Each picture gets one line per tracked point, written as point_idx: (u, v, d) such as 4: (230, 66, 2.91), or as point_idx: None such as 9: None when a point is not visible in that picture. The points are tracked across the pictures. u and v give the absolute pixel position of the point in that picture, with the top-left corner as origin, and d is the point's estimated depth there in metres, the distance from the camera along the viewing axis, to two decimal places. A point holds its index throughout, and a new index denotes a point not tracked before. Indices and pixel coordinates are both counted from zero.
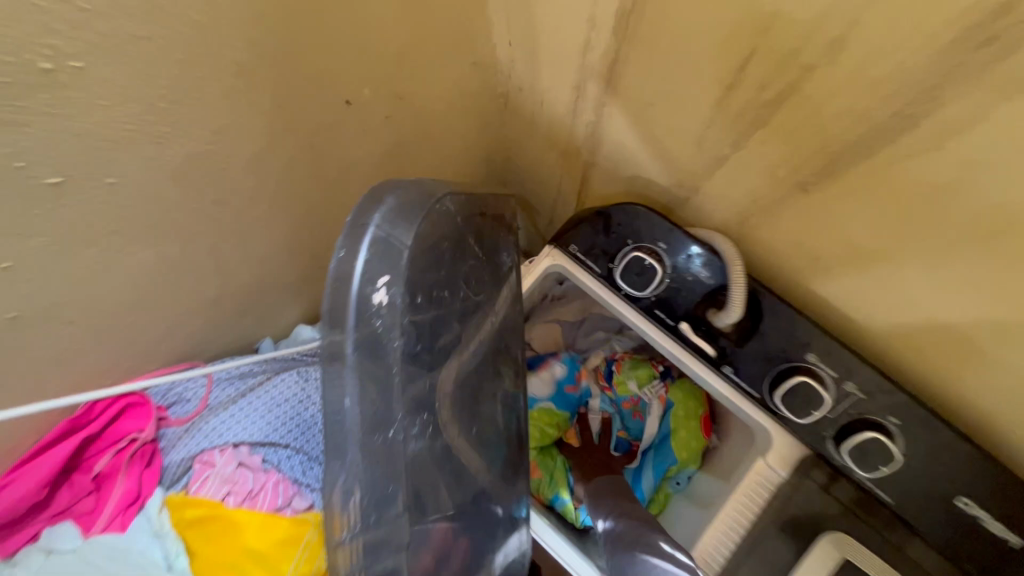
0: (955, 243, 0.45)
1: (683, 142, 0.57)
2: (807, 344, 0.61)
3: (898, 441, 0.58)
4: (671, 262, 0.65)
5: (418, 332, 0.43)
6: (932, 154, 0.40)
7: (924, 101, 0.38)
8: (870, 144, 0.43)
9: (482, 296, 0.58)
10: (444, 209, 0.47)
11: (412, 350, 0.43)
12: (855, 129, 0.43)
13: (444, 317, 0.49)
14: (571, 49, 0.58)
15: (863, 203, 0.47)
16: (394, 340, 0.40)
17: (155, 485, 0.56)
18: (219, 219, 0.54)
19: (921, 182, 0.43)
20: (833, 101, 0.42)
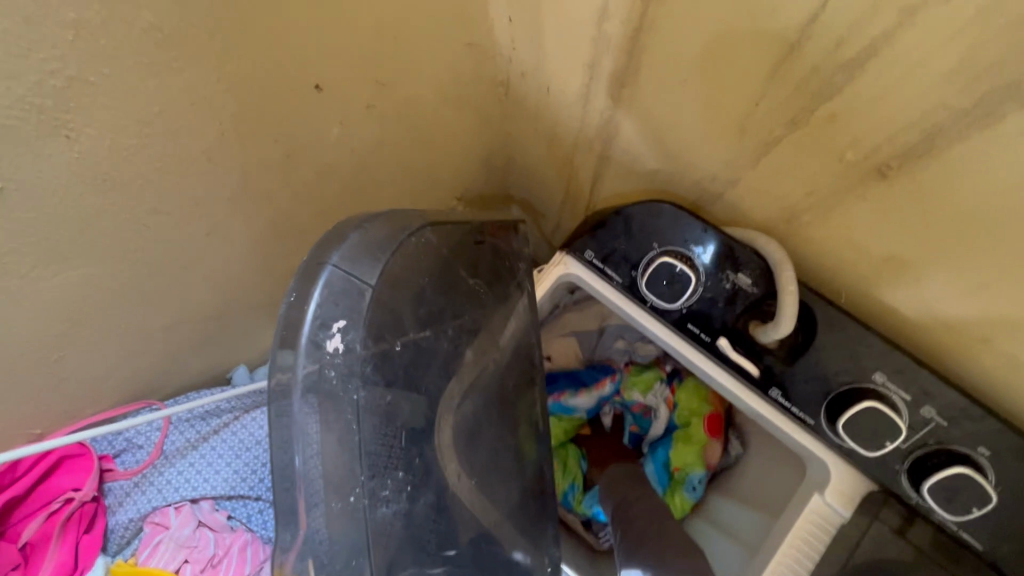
0: None
1: (719, 128, 0.47)
2: (872, 361, 0.50)
3: (991, 476, 0.48)
4: (704, 267, 0.55)
5: (389, 379, 0.38)
6: None
7: None
8: (986, 115, 0.32)
9: (488, 328, 0.51)
10: (423, 242, 0.42)
11: (382, 401, 0.37)
12: (974, 89, 0.32)
13: (431, 359, 0.43)
14: (584, 17, 0.48)
15: (969, 190, 0.36)
16: (353, 392, 0.34)
17: (92, 554, 0.57)
18: (159, 232, 0.44)
19: None
20: (943, 52, 0.31)
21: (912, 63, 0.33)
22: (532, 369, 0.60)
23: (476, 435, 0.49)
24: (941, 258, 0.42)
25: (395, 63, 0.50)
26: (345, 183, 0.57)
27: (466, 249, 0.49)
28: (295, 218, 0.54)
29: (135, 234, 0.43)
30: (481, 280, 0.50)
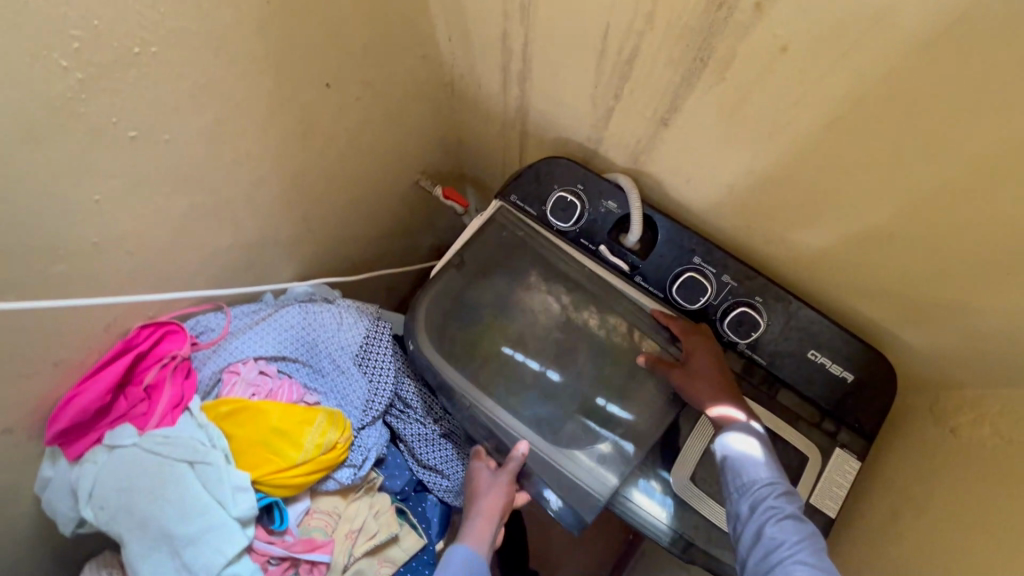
0: (778, 151, 0.62)
1: (585, 103, 0.75)
2: (692, 250, 0.80)
3: (762, 313, 0.78)
4: (589, 199, 0.83)
5: (439, 334, 0.83)
6: (720, 84, 0.58)
7: (706, 47, 0.55)
8: (688, 83, 0.60)
9: (478, 290, 0.86)
10: (425, 296, 0.85)
11: (440, 340, 0.83)
12: (678, 72, 0.60)
13: (468, 319, 0.84)
14: (494, 38, 0.74)
15: (713, 131, 0.64)
16: (413, 340, 0.82)
17: (194, 392, 0.73)
18: (238, 178, 0.67)
19: (718, 105, 0.60)
20: (659, 54, 0.59)
21: (654, 59, 0.60)
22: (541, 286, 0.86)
23: (431, 335, 0.82)
24: (716, 174, 0.70)
25: (375, 69, 0.75)
26: (342, 152, 0.81)
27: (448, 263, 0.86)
28: (311, 178, 0.79)
29: (227, 179, 0.65)
30: (463, 260, 0.86)
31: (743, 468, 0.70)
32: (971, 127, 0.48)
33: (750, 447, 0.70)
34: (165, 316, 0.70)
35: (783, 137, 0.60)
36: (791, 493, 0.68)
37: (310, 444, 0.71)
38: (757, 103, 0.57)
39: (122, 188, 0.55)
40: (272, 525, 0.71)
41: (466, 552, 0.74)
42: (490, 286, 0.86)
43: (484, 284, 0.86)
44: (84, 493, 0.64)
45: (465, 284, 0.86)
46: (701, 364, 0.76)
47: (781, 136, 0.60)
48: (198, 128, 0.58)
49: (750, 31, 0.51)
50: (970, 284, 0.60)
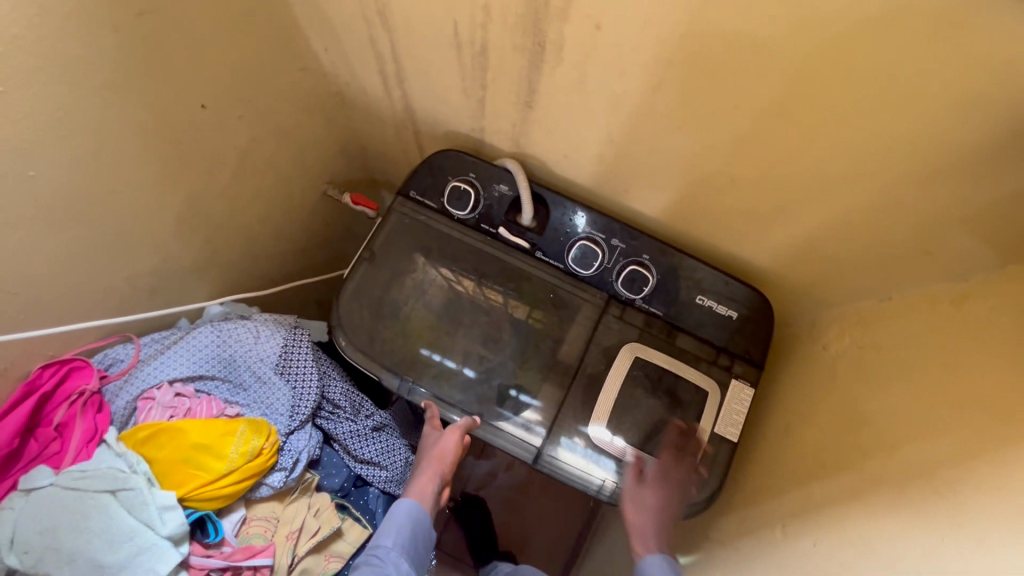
0: (626, 119, 0.69)
1: (460, 96, 0.80)
2: (583, 220, 0.87)
3: (651, 267, 0.86)
4: (482, 186, 0.89)
5: (364, 332, 0.89)
6: (562, 64, 0.64)
7: (540, 33, 0.61)
8: (538, 66, 0.66)
9: (394, 284, 0.91)
10: (344, 296, 0.90)
11: (368, 337, 0.89)
12: (525, 57, 0.66)
13: (390, 311, 0.90)
14: (363, 45, 0.78)
15: (571, 106, 0.71)
16: (341, 338, 0.88)
17: (108, 424, 0.74)
18: (122, 207, 0.68)
19: (566, 82, 0.67)
20: (504, 44, 0.65)
21: (503, 48, 0.66)
22: (454, 273, 0.91)
23: (361, 336, 0.88)
24: (586, 145, 0.77)
25: (254, 87, 0.78)
26: (236, 169, 0.83)
27: (358, 266, 0.91)
28: (207, 198, 0.80)
29: (109, 208, 0.66)
30: (371, 256, 0.91)
31: None
32: (768, 74, 0.55)
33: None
34: (69, 353, 0.70)
35: (626, 105, 0.67)
36: None
37: (235, 454, 0.72)
38: (595, 76, 0.64)
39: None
40: (207, 538, 0.72)
41: (409, 505, 0.78)
42: (406, 277, 0.92)
43: (403, 280, 0.91)
44: (5, 542, 0.63)
45: (382, 279, 0.91)
46: (655, 492, 0.79)
47: (625, 104, 0.67)
48: (66, 159, 0.58)
49: (568, 15, 0.58)
50: (809, 209, 0.69)
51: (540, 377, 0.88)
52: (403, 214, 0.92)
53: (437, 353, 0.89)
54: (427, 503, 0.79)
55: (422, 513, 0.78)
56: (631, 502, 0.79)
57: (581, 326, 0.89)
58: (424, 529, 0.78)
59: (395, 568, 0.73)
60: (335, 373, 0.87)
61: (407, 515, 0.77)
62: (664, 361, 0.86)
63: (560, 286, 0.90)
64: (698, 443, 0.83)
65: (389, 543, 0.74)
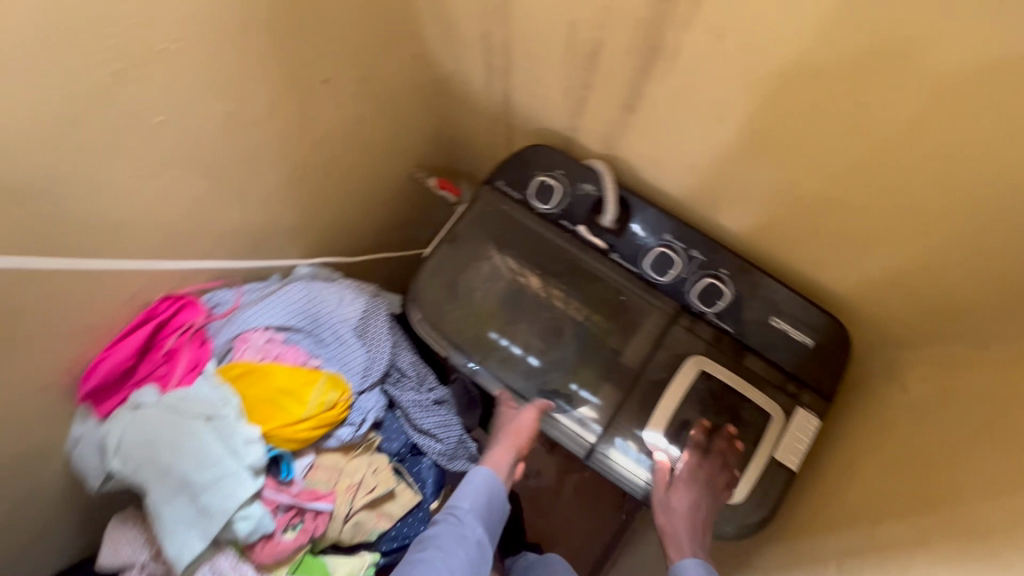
0: (726, 130, 0.69)
1: (559, 94, 0.82)
2: (663, 227, 0.88)
3: (728, 283, 0.85)
4: (568, 183, 0.91)
5: (436, 309, 0.93)
6: (671, 70, 0.66)
7: (654, 38, 0.64)
8: (645, 71, 0.68)
9: (471, 266, 0.95)
10: (421, 273, 0.94)
11: (438, 314, 0.93)
12: (634, 62, 0.68)
13: (463, 293, 0.94)
14: (476, 38, 0.82)
15: (671, 113, 0.72)
16: (414, 311, 0.92)
17: (209, 358, 0.81)
18: (247, 164, 0.75)
19: (670, 89, 0.69)
20: (615, 47, 0.67)
21: (614, 51, 0.68)
22: (529, 264, 0.94)
23: (433, 311, 0.92)
24: (680, 153, 0.78)
25: (372, 67, 0.83)
26: (343, 143, 0.89)
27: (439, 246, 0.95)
28: (314, 166, 0.87)
29: (236, 164, 0.73)
30: (452, 238, 0.95)
31: None
32: (885, 99, 0.55)
33: None
34: (184, 289, 0.78)
35: (728, 116, 0.67)
36: None
37: (314, 402, 0.77)
38: (702, 85, 0.65)
39: (144, 165, 0.63)
40: (280, 475, 0.76)
41: (486, 472, 0.82)
42: (482, 262, 0.95)
43: (479, 265, 0.95)
44: (113, 445, 0.71)
45: (459, 261, 0.95)
46: (683, 497, 0.79)
47: (726, 116, 0.67)
48: (213, 113, 0.66)
49: (686, 24, 0.60)
50: (909, 240, 0.67)
51: (599, 376, 0.90)
52: (487, 202, 0.96)
53: (503, 338, 0.92)
54: (500, 474, 0.83)
55: (497, 483, 0.82)
56: (659, 505, 0.80)
57: (647, 331, 0.90)
58: (499, 497, 0.82)
59: (469, 530, 0.77)
60: (405, 344, 0.93)
61: (484, 482, 0.81)
62: (730, 379, 0.85)
63: (631, 291, 0.91)
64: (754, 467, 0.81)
65: (466, 506, 0.78)
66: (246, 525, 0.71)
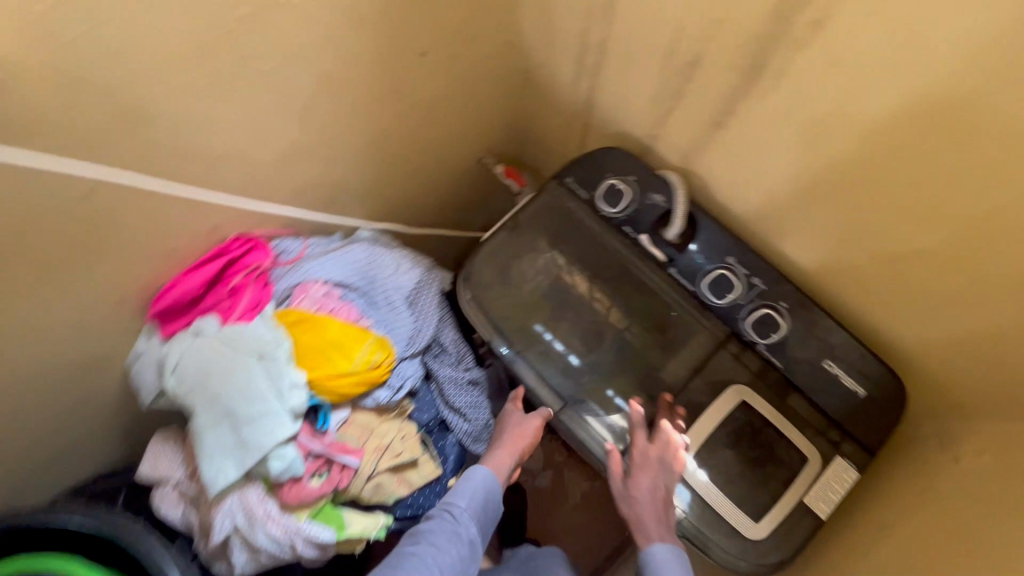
0: (818, 159, 0.68)
1: (646, 101, 0.83)
2: (727, 250, 0.87)
3: (786, 317, 0.83)
4: (638, 190, 0.90)
5: (484, 292, 0.93)
6: (772, 91, 0.66)
7: (763, 56, 0.64)
8: (745, 88, 0.68)
9: (525, 256, 0.95)
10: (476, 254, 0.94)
11: (486, 297, 0.92)
12: (736, 77, 0.68)
13: (513, 280, 0.94)
14: (572, 33, 0.83)
15: (761, 135, 0.72)
16: (463, 290, 0.93)
17: (270, 299, 0.82)
18: (336, 123, 0.78)
19: (767, 110, 0.68)
20: (719, 59, 0.68)
21: (716, 65, 0.68)
22: (585, 264, 0.94)
23: (482, 293, 0.92)
24: (761, 177, 0.77)
25: (467, 48, 0.86)
26: (424, 117, 0.91)
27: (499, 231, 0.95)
28: (394, 135, 0.89)
29: (326, 122, 0.76)
30: (513, 224, 0.95)
31: None
32: (1000, 146, 0.54)
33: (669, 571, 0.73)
34: (256, 232, 0.82)
35: (823, 145, 0.66)
36: None
37: (359, 360, 0.80)
38: (803, 109, 0.65)
39: (246, 108, 0.65)
40: (316, 423, 0.79)
41: (485, 472, 0.82)
42: (537, 253, 0.95)
43: (533, 256, 0.95)
44: (171, 366, 0.76)
45: (515, 249, 0.95)
46: (642, 486, 0.79)
47: (821, 145, 0.66)
48: (317, 70, 0.69)
49: (801, 45, 0.60)
50: (992, 302, 0.64)
51: (637, 387, 0.89)
52: (554, 196, 0.96)
53: (547, 333, 0.92)
54: (502, 476, 0.83)
55: (496, 484, 0.81)
56: (619, 496, 0.80)
57: (693, 351, 0.89)
58: (496, 498, 0.82)
59: (465, 529, 0.76)
60: (450, 322, 0.95)
61: (482, 482, 0.80)
62: (770, 414, 0.83)
63: (683, 308, 0.91)
64: (781, 508, 0.79)
65: (463, 504, 0.78)
66: (279, 464, 0.74)
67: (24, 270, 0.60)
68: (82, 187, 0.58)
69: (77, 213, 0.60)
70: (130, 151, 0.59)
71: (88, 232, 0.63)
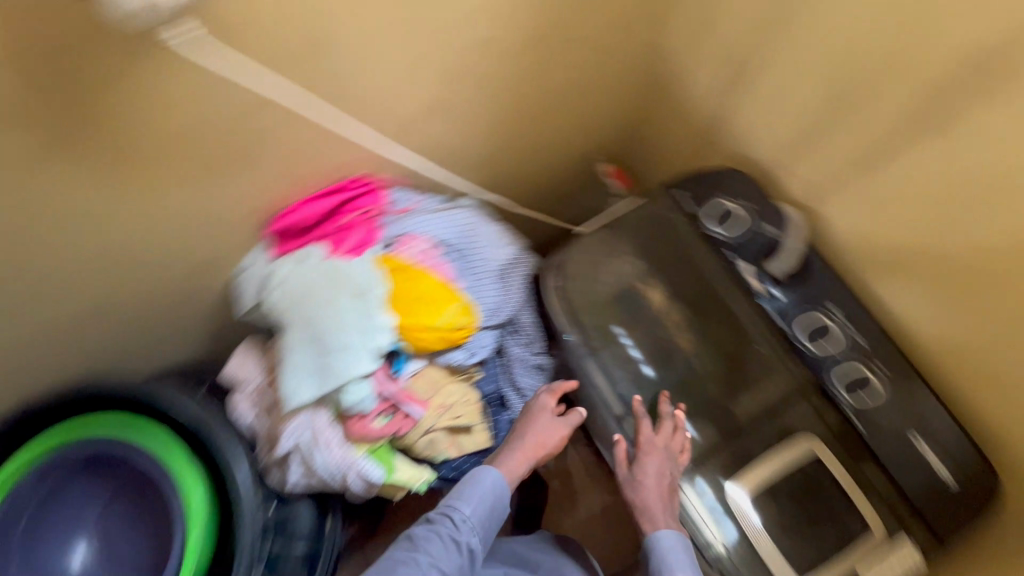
0: (965, 215, 0.67)
1: (787, 124, 0.82)
2: (828, 295, 0.84)
3: (880, 378, 0.80)
4: (752, 216, 0.88)
5: (568, 283, 0.92)
6: (937, 134, 0.66)
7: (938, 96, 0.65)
8: (907, 126, 0.69)
9: (615, 257, 0.94)
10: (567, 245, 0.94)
11: (569, 288, 0.92)
12: (901, 112, 0.68)
13: (599, 278, 0.93)
14: (729, 43, 0.84)
15: (908, 179, 0.71)
16: (547, 276, 0.93)
17: (375, 243, 0.85)
18: (482, 87, 0.81)
19: (925, 154, 0.68)
20: (889, 90, 0.69)
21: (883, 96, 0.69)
22: (675, 279, 0.93)
23: (566, 284, 0.92)
24: (892, 225, 0.75)
25: (620, 39, 0.88)
26: (557, 102, 0.93)
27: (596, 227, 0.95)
28: (525, 115, 0.91)
29: (474, 83, 0.80)
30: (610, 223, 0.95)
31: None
32: None
33: (674, 555, 0.74)
34: (376, 177, 0.85)
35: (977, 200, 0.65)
36: None
37: (445, 318, 0.82)
38: (965, 157, 0.65)
39: (414, 42, 0.69)
40: (392, 367, 0.83)
41: (496, 478, 0.79)
42: (624, 258, 0.94)
43: (623, 259, 0.94)
44: (276, 282, 0.81)
45: (608, 249, 0.94)
46: (648, 471, 0.79)
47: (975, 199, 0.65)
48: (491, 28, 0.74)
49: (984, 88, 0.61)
50: None
51: (704, 412, 0.87)
52: (661, 205, 0.95)
53: (623, 335, 0.91)
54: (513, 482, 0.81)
55: (505, 490, 0.79)
56: (624, 482, 0.80)
57: (771, 392, 0.86)
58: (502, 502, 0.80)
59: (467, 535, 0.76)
60: (530, 305, 0.96)
61: (492, 487, 0.78)
62: (843, 477, 0.79)
63: (767, 346, 0.87)
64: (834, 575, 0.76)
65: (467, 512, 0.76)
66: (354, 396, 0.78)
67: (192, 143, 0.66)
68: (263, 79, 0.64)
69: (256, 105, 0.66)
70: (303, 56, 0.63)
71: (252, 125, 0.68)
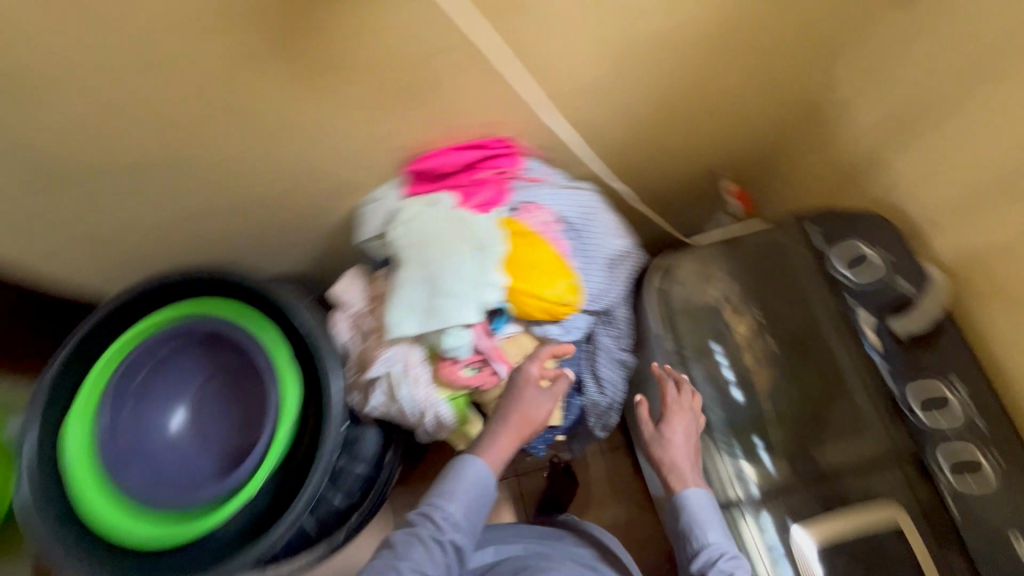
0: None
1: (957, 182, 0.76)
2: (956, 370, 0.77)
3: (991, 468, 0.73)
4: (887, 266, 0.83)
5: (676, 297, 1.01)
6: None
7: None
8: None
9: (724, 283, 1.00)
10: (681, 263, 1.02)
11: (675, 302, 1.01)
12: None
13: (705, 299, 1.01)
14: (912, 83, 0.78)
15: None
16: (655, 284, 1.01)
17: (502, 204, 0.87)
18: (641, 75, 0.80)
19: None
20: None
21: None
22: (783, 315, 0.95)
23: (671, 297, 1.01)
24: None
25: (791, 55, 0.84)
26: (707, 106, 0.90)
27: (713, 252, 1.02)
28: (672, 112, 0.89)
29: (635, 68, 0.78)
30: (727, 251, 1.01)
31: (691, 532, 0.76)
32: None
33: (701, 512, 0.76)
34: (516, 142, 0.88)
35: None
36: (739, 558, 0.73)
37: (553, 291, 0.84)
38: None
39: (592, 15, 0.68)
40: (493, 325, 0.86)
41: (482, 468, 0.76)
42: (732, 286, 0.99)
43: (731, 286, 1.00)
44: (403, 220, 0.85)
45: (719, 274, 1.01)
46: (674, 432, 0.83)
47: None
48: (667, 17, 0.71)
49: None
50: None
51: (784, 448, 0.91)
52: (787, 239, 0.94)
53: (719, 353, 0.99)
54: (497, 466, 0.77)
55: (490, 480, 0.76)
56: (653, 441, 0.84)
57: (856, 448, 0.85)
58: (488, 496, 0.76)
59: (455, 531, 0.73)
60: (625, 301, 0.97)
61: (477, 480, 0.75)
62: (923, 557, 0.76)
63: (869, 405, 0.84)
64: None
65: (454, 509, 0.73)
66: (453, 342, 0.81)
67: (363, 69, 0.69)
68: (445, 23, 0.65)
69: (429, 46, 0.68)
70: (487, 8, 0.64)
71: (420, 64, 0.70)
